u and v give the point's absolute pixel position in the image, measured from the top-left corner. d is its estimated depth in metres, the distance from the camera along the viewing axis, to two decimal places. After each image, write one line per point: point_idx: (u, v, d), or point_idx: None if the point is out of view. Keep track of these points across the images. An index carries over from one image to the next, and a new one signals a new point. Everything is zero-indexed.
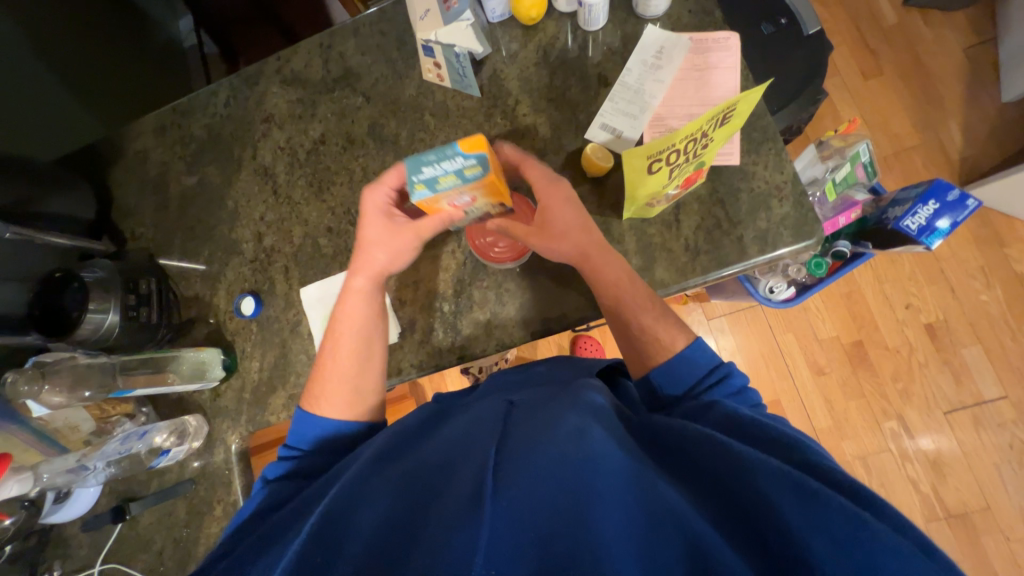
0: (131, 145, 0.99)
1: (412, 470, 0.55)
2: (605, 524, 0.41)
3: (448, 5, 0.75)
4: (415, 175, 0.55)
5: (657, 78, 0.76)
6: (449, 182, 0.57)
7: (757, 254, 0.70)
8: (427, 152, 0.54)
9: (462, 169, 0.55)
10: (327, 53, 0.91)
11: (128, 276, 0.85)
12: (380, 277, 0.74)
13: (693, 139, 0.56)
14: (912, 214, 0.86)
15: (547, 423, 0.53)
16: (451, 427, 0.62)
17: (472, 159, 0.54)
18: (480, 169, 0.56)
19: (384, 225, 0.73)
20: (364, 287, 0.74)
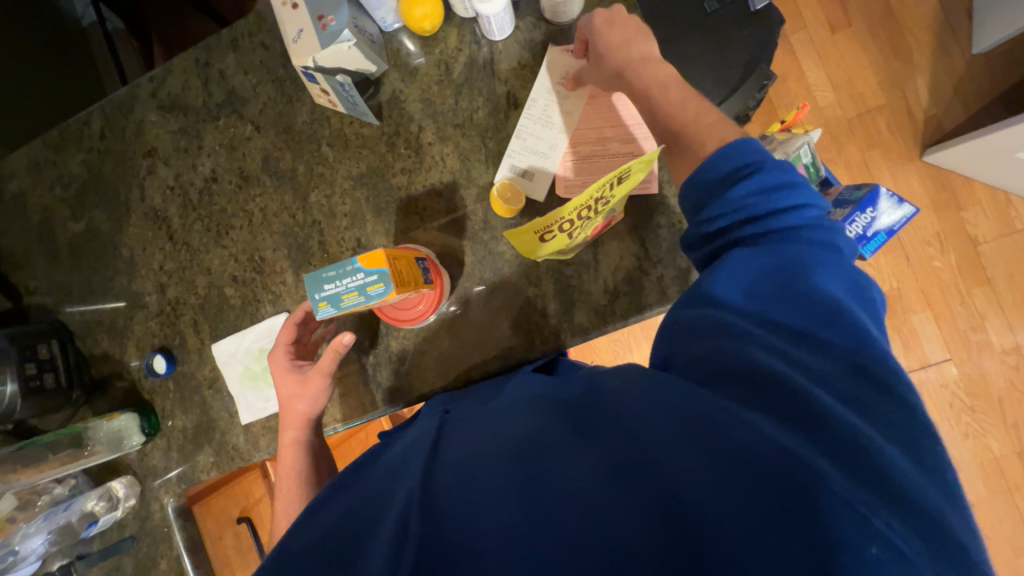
0: (8, 186, 0.89)
1: (367, 468, 0.50)
2: (556, 480, 0.36)
3: (324, 23, 0.63)
4: (316, 292, 0.49)
5: (567, 118, 0.69)
6: (352, 299, 0.49)
7: (677, 295, 0.67)
8: (329, 267, 0.49)
9: (365, 286, 0.48)
10: (205, 72, 0.79)
11: (24, 343, 0.79)
12: (308, 423, 0.73)
13: (585, 206, 0.51)
14: (851, 221, 0.82)
15: (490, 411, 0.50)
16: (405, 435, 0.57)
17: (372, 273, 0.48)
18: (382, 282, 0.48)
19: (295, 379, 0.72)
20: (296, 438, 0.73)
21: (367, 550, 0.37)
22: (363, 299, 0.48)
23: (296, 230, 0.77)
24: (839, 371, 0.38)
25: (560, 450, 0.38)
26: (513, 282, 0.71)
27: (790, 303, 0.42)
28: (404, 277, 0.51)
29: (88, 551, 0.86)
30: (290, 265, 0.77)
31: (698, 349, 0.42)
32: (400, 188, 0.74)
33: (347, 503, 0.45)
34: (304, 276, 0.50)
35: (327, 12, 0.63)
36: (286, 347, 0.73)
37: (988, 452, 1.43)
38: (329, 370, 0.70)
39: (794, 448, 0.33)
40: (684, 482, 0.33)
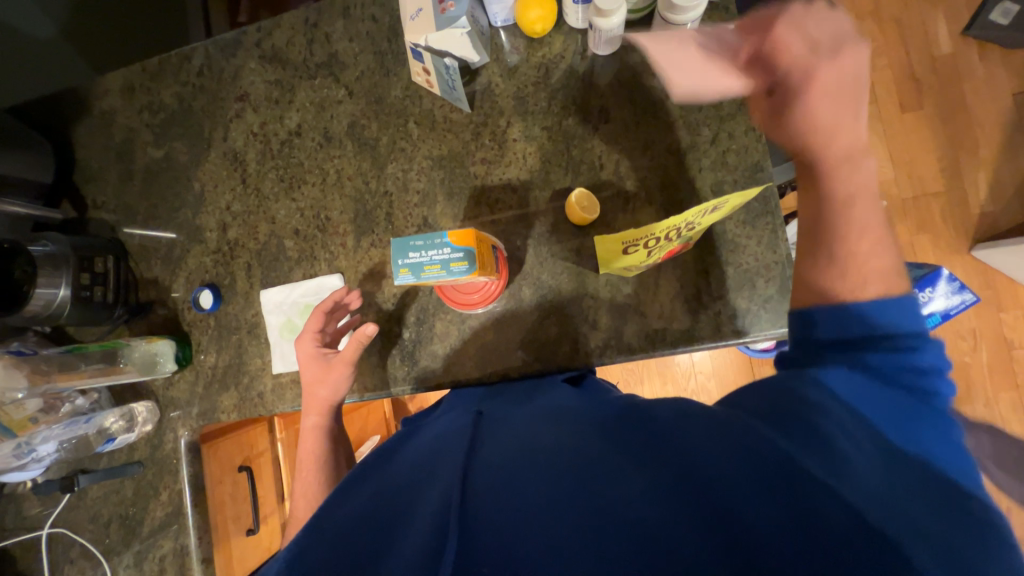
0: (97, 102, 0.92)
1: (394, 456, 0.51)
2: (609, 499, 0.35)
3: (444, 7, 0.66)
4: (399, 258, 0.51)
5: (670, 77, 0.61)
6: (432, 271, 0.50)
7: (730, 335, 0.67)
8: (417, 236, 0.51)
9: (449, 261, 0.50)
10: (312, 32, 0.82)
11: (84, 253, 0.81)
12: (329, 407, 0.74)
13: (675, 229, 0.52)
14: None
15: (529, 415, 0.49)
16: (434, 429, 0.56)
17: (459, 250, 0.50)
18: (465, 261, 0.49)
19: (319, 364, 0.73)
20: (317, 423, 0.74)
21: (403, 538, 0.37)
22: (445, 273, 0.49)
23: (367, 198, 0.79)
24: (929, 458, 0.36)
25: (612, 472, 0.37)
26: (569, 290, 0.71)
27: (860, 402, 0.38)
28: (484, 260, 0.53)
29: (94, 468, 0.87)
30: (354, 230, 0.79)
31: (771, 400, 0.40)
32: (476, 178, 0.75)
33: (382, 489, 0.45)
34: (392, 238, 0.52)
35: None
36: (315, 331, 0.73)
37: None
38: (354, 359, 0.71)
39: (879, 528, 0.30)
40: (744, 516, 0.32)
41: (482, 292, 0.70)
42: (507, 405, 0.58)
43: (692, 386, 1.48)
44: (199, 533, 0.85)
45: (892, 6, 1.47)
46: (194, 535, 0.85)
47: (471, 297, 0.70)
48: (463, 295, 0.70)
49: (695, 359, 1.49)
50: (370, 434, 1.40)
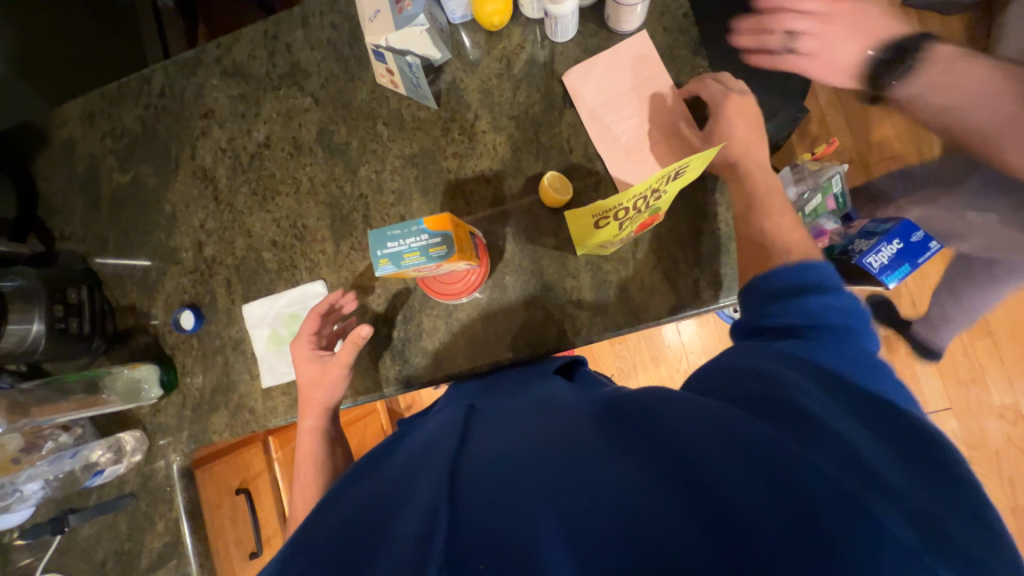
0: (57, 133, 0.90)
1: (382, 461, 0.50)
2: (604, 477, 0.35)
3: (401, 5, 0.66)
4: (377, 250, 0.51)
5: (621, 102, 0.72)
6: (411, 259, 0.50)
7: (711, 300, 0.69)
8: (394, 227, 0.51)
9: (427, 247, 0.50)
10: (273, 44, 0.82)
11: (55, 285, 0.79)
12: (325, 412, 0.74)
13: (642, 197, 0.54)
14: (877, 251, 0.88)
15: (524, 407, 0.49)
16: (424, 429, 0.55)
17: (437, 235, 0.51)
18: (444, 245, 0.51)
19: (315, 366, 0.72)
20: (315, 425, 0.74)
21: (391, 536, 0.36)
22: (424, 259, 0.50)
23: (342, 202, 0.79)
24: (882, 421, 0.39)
25: (605, 452, 0.37)
26: (551, 273, 0.72)
27: (819, 371, 0.42)
28: (462, 244, 0.54)
29: (84, 506, 0.84)
30: (332, 235, 0.79)
31: (740, 374, 0.43)
32: (449, 172, 0.76)
33: (367, 492, 0.43)
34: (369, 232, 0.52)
35: None
36: (311, 333, 0.73)
37: None
38: (349, 362, 0.71)
39: (855, 493, 0.32)
40: (733, 489, 0.33)
41: (463, 282, 0.70)
42: (497, 398, 0.58)
43: (682, 365, 1.51)
44: (199, 561, 0.83)
45: None
46: (194, 564, 0.83)
47: (452, 288, 0.70)
48: (446, 287, 0.71)
49: (683, 338, 1.51)
50: (368, 446, 1.38)
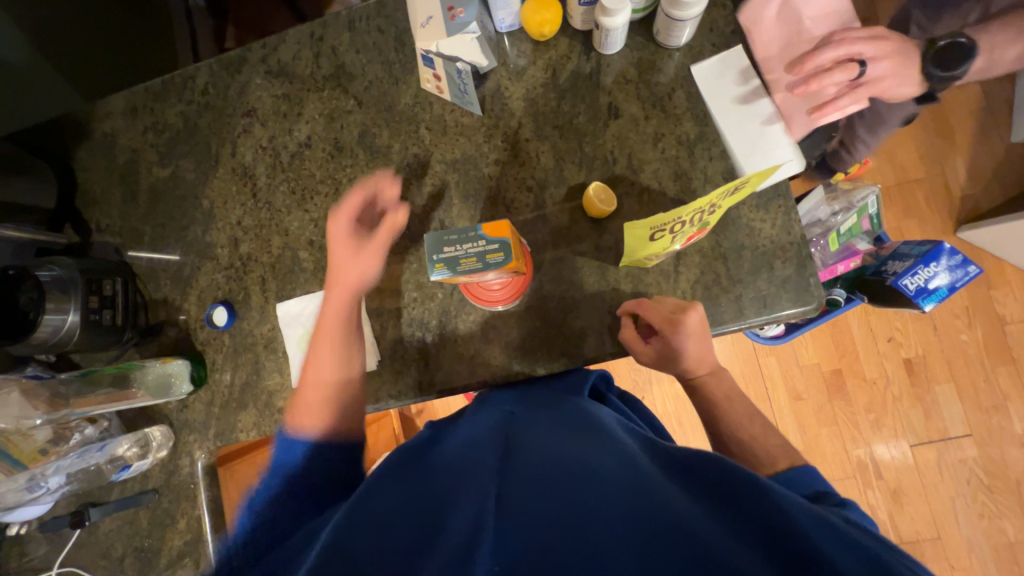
0: (98, 126, 0.91)
1: (424, 457, 0.51)
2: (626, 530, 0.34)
3: (454, 14, 0.68)
4: (434, 254, 0.54)
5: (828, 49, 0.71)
6: (469, 263, 0.53)
7: (753, 316, 0.68)
8: (450, 232, 0.54)
9: (485, 254, 0.53)
10: (318, 46, 0.83)
11: (91, 275, 0.79)
12: (351, 297, 0.73)
13: (698, 211, 0.53)
14: (913, 273, 0.87)
15: (568, 427, 0.49)
16: (464, 428, 0.55)
17: (495, 242, 0.53)
18: (502, 252, 0.52)
19: (347, 246, 0.73)
20: (329, 330, 0.73)
21: (437, 550, 0.35)
22: (483, 263, 0.52)
23: (381, 205, 0.79)
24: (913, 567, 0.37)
25: (630, 501, 0.36)
26: (590, 284, 0.72)
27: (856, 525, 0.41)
28: (517, 250, 0.55)
29: (105, 499, 0.83)
30: (370, 237, 0.79)
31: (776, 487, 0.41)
32: (490, 179, 0.76)
33: (404, 503, 0.43)
34: (426, 234, 0.55)
35: (458, 5, 0.68)
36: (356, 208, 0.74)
37: (1002, 536, 1.38)
38: (386, 245, 0.74)
39: None
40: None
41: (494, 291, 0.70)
42: (537, 406, 0.58)
43: None
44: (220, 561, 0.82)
45: None
46: (215, 563, 0.82)
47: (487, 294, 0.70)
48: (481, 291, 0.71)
49: None
50: (379, 451, 1.36)
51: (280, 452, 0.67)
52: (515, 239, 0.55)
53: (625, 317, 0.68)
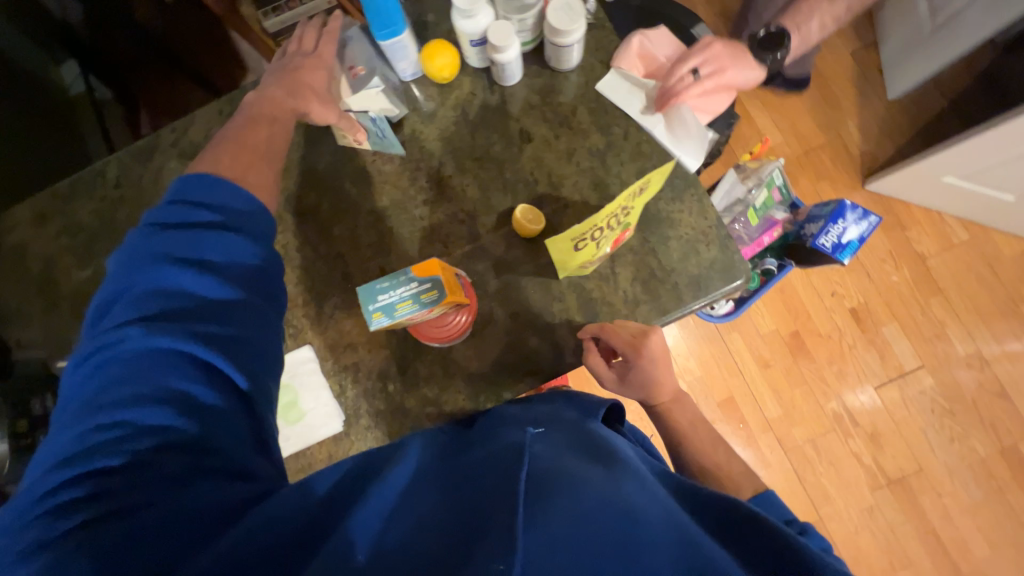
0: (5, 239, 0.86)
1: (442, 467, 0.48)
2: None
3: (355, 71, 0.75)
4: (371, 304, 0.56)
5: (681, 54, 0.87)
6: (405, 306, 0.55)
7: (692, 300, 0.72)
8: (382, 280, 0.57)
9: (418, 295, 0.55)
10: (229, 121, 0.84)
11: (16, 397, 0.74)
12: (321, 64, 0.75)
13: (612, 216, 0.57)
14: (826, 232, 0.95)
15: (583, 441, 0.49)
16: (484, 441, 0.52)
17: (426, 282, 0.55)
18: (434, 288, 0.55)
19: (315, 55, 0.75)
20: (286, 94, 0.73)
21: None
22: (416, 303, 0.54)
23: (319, 263, 0.79)
24: None
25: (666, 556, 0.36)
26: (538, 300, 0.74)
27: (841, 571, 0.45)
28: (453, 286, 0.57)
29: None
30: (313, 297, 0.78)
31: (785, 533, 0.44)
32: (423, 219, 0.78)
33: (424, 526, 0.40)
34: (358, 289, 0.57)
35: (358, 64, 0.76)
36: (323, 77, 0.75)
37: (974, 453, 1.47)
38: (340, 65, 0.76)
39: None
40: None
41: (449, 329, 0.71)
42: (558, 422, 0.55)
43: None
44: None
45: None
46: None
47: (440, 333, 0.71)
48: (430, 328, 0.71)
49: None
50: None
51: (120, 279, 0.53)
52: (445, 276, 0.57)
53: (588, 341, 0.70)
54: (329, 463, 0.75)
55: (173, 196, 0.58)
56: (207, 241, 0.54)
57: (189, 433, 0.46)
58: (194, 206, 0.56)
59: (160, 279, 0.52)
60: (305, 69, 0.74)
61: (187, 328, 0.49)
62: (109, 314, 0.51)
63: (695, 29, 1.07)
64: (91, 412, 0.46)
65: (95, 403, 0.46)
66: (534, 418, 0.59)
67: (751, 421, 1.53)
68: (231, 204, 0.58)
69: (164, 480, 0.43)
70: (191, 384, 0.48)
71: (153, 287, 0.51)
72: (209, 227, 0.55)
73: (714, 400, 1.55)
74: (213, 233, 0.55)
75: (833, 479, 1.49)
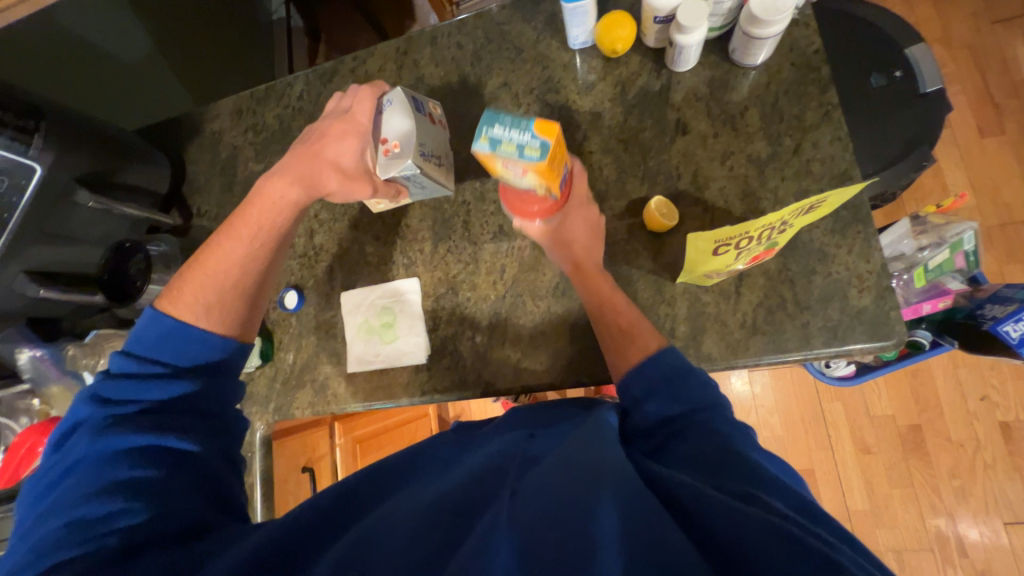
0: (208, 124, 1.03)
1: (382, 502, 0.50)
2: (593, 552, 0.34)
3: (388, 148, 0.69)
4: (486, 128, 0.62)
5: None
6: (509, 146, 0.60)
7: (821, 346, 0.64)
8: (506, 118, 0.62)
9: (525, 144, 0.60)
10: (402, 59, 0.90)
11: (189, 253, 0.90)
12: (342, 130, 0.71)
13: (769, 227, 0.52)
14: (1016, 319, 0.77)
15: (588, 439, 0.46)
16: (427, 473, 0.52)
17: (537, 137, 0.60)
18: (540, 147, 0.60)
19: (338, 121, 0.72)
20: (297, 173, 0.71)
21: None
22: (519, 149, 0.59)
23: (445, 207, 0.83)
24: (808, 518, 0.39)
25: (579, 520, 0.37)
26: (645, 298, 0.71)
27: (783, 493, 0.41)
28: (555, 160, 0.62)
29: None
30: (431, 236, 0.83)
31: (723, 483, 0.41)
32: None
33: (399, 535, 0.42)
34: (485, 112, 0.64)
35: (391, 139, 0.69)
36: (362, 129, 0.71)
37: None
38: (369, 130, 0.71)
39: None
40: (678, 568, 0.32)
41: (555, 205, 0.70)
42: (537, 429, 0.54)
43: (743, 419, 1.43)
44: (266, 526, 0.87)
45: (962, 33, 1.41)
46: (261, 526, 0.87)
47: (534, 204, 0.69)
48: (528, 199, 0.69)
49: (741, 393, 1.44)
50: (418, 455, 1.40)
51: (76, 412, 0.58)
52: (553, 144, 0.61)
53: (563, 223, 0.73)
54: (404, 388, 0.80)
55: (136, 332, 0.63)
56: (150, 380, 0.59)
57: (138, 518, 0.50)
58: (146, 345, 0.62)
59: (108, 414, 0.57)
60: (332, 137, 0.72)
61: (142, 433, 0.55)
62: (74, 439, 0.56)
63: (911, 49, 0.92)
64: (59, 512, 0.51)
65: (57, 511, 0.51)
66: (551, 421, 0.56)
67: (827, 504, 1.35)
68: (178, 348, 0.62)
69: (119, 559, 0.47)
70: (137, 472, 0.53)
71: (104, 419, 0.57)
72: (157, 372, 0.60)
73: (790, 466, 1.39)
74: (158, 376, 0.60)
75: None
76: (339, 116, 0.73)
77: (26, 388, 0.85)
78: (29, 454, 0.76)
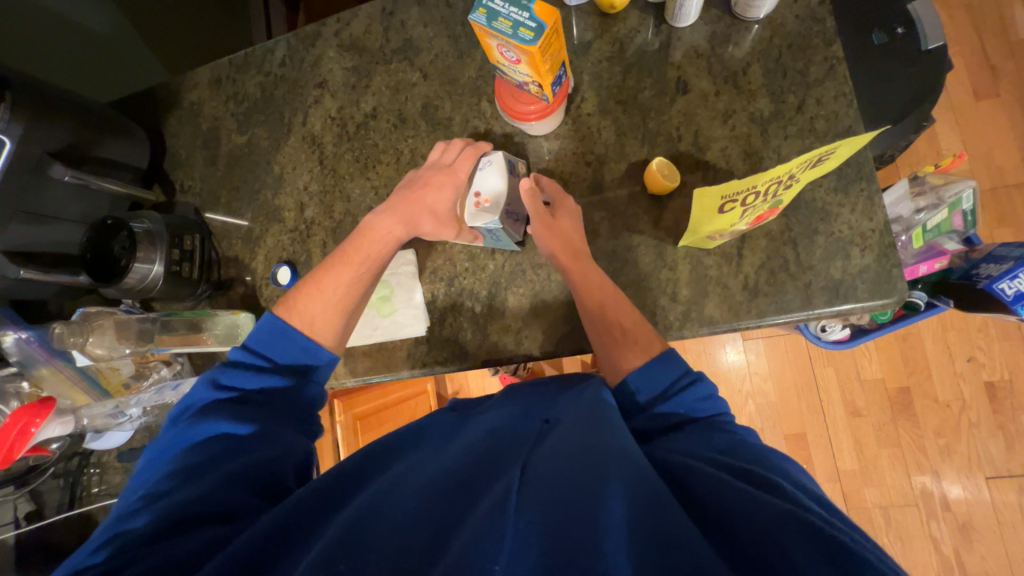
0: (186, 95, 0.98)
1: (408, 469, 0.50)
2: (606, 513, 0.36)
3: (478, 200, 0.65)
4: None
5: None
6: (501, 26, 0.55)
7: (822, 305, 0.64)
8: None
9: (519, 25, 0.54)
10: (388, 20, 0.86)
11: (174, 230, 0.85)
12: (451, 180, 0.69)
13: (776, 181, 0.51)
14: (1012, 277, 0.78)
15: (591, 422, 0.47)
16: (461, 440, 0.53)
17: (535, 19, 0.54)
18: (533, 34, 0.54)
19: (443, 169, 0.71)
20: (399, 204, 0.71)
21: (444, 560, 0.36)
22: (511, 33, 0.54)
23: None
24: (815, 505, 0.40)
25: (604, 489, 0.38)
26: (647, 263, 0.70)
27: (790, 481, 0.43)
28: (547, 49, 0.57)
29: None
30: None
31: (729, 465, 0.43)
32: (549, 153, 0.75)
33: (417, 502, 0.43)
34: None
35: (483, 190, 0.65)
36: (462, 179, 0.69)
37: None
38: (464, 180, 0.70)
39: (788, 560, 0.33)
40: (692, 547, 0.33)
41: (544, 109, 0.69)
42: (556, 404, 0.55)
43: (737, 387, 1.46)
44: None
45: None
46: None
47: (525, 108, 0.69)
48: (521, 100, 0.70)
49: (735, 362, 1.46)
50: None
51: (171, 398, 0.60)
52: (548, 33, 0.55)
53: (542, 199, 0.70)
54: (404, 361, 0.79)
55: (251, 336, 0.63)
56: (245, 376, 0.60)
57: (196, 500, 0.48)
58: (255, 341, 0.63)
59: (202, 400, 0.58)
60: (433, 186, 0.70)
61: (226, 421, 0.55)
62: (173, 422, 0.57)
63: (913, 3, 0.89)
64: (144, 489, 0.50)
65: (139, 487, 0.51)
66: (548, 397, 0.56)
67: (818, 466, 1.39)
68: (287, 352, 0.63)
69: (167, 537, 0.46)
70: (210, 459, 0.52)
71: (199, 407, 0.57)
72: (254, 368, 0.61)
73: (783, 431, 1.43)
74: (260, 370, 0.61)
75: (895, 556, 1.32)
76: (440, 161, 0.72)
77: (14, 371, 0.83)
78: (23, 434, 0.75)
